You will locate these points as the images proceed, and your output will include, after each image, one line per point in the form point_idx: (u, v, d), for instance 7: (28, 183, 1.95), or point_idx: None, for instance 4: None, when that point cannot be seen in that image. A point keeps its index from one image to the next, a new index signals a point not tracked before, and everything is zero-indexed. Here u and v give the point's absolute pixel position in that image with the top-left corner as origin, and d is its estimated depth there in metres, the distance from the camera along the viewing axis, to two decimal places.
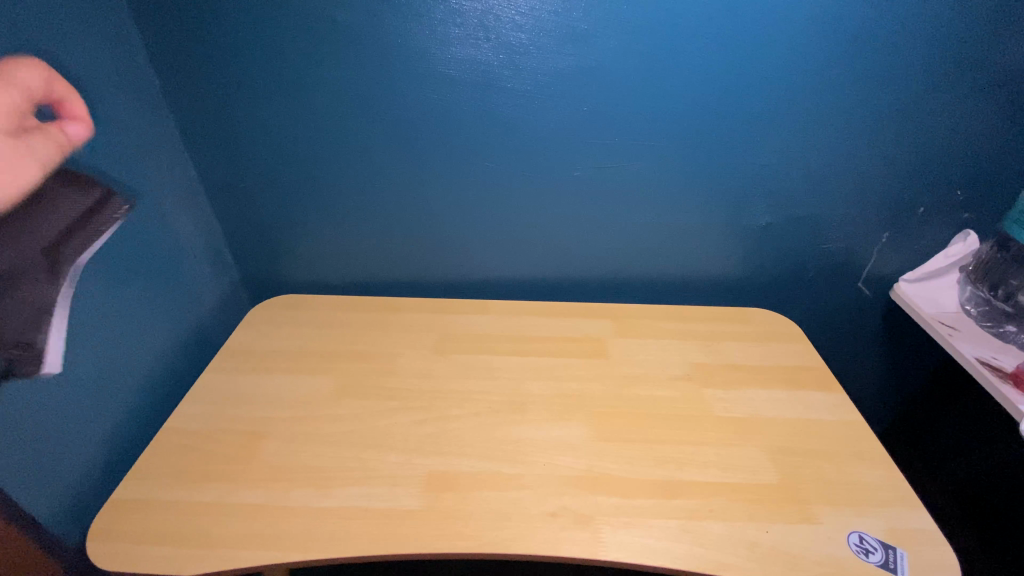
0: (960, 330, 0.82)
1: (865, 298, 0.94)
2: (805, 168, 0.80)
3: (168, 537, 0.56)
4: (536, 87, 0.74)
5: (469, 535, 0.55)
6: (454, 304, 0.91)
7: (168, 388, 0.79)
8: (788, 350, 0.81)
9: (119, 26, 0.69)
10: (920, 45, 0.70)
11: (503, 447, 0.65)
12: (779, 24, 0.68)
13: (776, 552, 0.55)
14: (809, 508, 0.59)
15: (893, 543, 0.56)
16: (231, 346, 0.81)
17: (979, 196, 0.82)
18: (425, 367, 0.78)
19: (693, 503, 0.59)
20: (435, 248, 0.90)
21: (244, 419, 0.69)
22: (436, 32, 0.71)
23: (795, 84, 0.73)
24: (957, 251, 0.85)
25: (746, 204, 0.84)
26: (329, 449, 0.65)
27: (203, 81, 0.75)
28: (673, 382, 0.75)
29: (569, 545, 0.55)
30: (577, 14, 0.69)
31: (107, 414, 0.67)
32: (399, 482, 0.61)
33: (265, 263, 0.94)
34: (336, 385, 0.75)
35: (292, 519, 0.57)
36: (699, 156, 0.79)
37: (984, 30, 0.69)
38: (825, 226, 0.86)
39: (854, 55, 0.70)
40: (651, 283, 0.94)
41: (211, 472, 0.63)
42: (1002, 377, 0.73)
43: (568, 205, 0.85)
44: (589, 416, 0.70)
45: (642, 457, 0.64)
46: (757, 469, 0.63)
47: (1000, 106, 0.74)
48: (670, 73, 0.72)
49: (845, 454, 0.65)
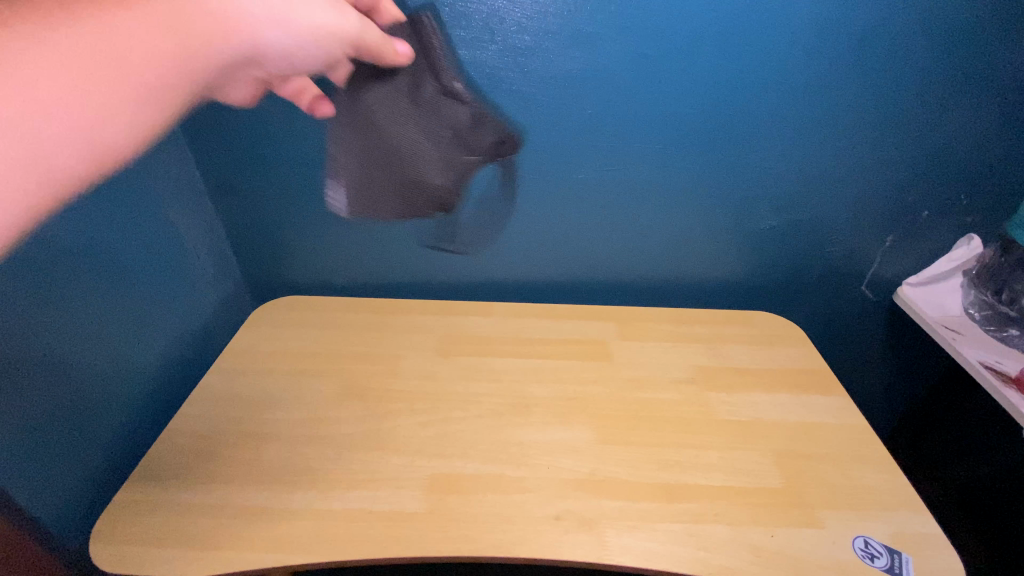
0: (964, 334, 0.82)
1: (866, 302, 0.94)
2: (809, 172, 0.80)
3: (170, 539, 0.56)
4: (540, 90, 0.74)
5: (471, 538, 0.55)
6: (456, 306, 0.91)
7: (171, 389, 0.79)
8: (791, 353, 0.81)
9: None
10: (925, 49, 0.70)
11: (506, 449, 0.65)
12: (784, 27, 0.68)
13: (779, 556, 0.54)
14: (814, 512, 0.59)
15: (899, 548, 0.56)
16: (233, 347, 0.81)
17: (983, 201, 0.82)
18: (427, 369, 0.78)
19: (697, 507, 0.59)
20: (436, 250, 0.90)
21: (246, 420, 0.69)
22: (441, 34, 0.71)
23: (799, 88, 0.73)
24: (960, 255, 0.86)
25: (750, 207, 0.84)
26: (331, 451, 0.65)
27: None
28: (675, 385, 0.75)
29: (572, 548, 0.55)
30: (582, 17, 0.69)
31: (110, 414, 0.67)
32: (402, 484, 0.61)
33: (268, 264, 0.94)
34: (338, 386, 0.75)
35: (294, 520, 0.57)
36: (704, 158, 0.79)
37: (989, 35, 0.69)
38: (828, 230, 0.86)
39: (859, 59, 0.70)
40: (653, 286, 0.94)
41: (214, 473, 0.63)
42: (1007, 382, 0.73)
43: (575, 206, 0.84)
44: (592, 419, 0.70)
45: (645, 461, 0.64)
46: (760, 472, 0.63)
47: (1005, 111, 0.74)
48: (674, 76, 0.72)
49: (848, 457, 0.65)
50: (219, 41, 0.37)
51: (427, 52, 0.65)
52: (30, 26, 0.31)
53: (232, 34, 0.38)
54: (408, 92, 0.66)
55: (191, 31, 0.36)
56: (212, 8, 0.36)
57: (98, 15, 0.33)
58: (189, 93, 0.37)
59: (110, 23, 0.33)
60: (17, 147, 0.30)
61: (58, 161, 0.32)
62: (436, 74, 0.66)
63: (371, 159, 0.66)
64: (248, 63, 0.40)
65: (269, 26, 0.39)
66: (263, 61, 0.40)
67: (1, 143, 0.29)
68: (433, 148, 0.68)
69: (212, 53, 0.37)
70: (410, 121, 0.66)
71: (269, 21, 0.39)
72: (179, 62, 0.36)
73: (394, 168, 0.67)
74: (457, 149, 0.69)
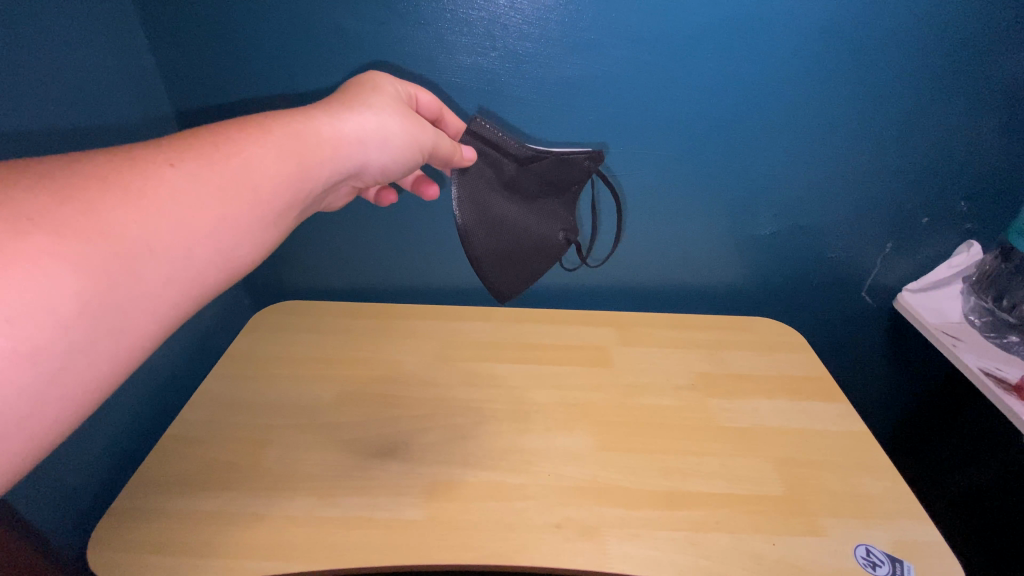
0: (965, 340, 0.81)
1: (867, 308, 0.94)
2: (808, 179, 0.80)
3: (168, 547, 0.55)
4: (542, 96, 0.74)
5: (471, 546, 0.55)
6: (456, 312, 0.90)
7: (169, 395, 0.79)
8: (791, 359, 0.81)
9: (123, 35, 0.70)
10: (924, 59, 0.70)
11: (507, 456, 0.65)
12: (784, 34, 0.69)
13: (781, 564, 0.54)
14: (815, 520, 0.58)
15: (900, 556, 0.56)
16: (231, 353, 0.81)
17: (982, 207, 0.82)
18: (427, 375, 0.77)
19: (698, 515, 0.59)
20: (437, 255, 0.91)
21: (246, 426, 0.69)
22: (441, 40, 0.71)
23: (798, 96, 0.73)
24: (960, 262, 0.86)
25: (750, 214, 0.84)
26: (331, 457, 0.65)
27: (205, 88, 0.76)
28: (676, 392, 0.75)
29: (573, 556, 0.54)
30: (583, 24, 0.69)
31: (107, 420, 0.66)
32: (402, 491, 0.61)
33: (268, 269, 0.94)
34: (338, 392, 0.74)
35: (293, 528, 0.57)
36: (704, 165, 0.79)
37: (987, 44, 0.69)
38: (828, 237, 0.86)
39: (857, 68, 0.71)
40: (654, 292, 0.94)
41: (214, 479, 0.62)
42: (1008, 389, 0.72)
43: (585, 210, 0.83)
44: (592, 425, 0.69)
45: (646, 467, 0.64)
46: (762, 480, 0.63)
47: (1004, 119, 0.75)
48: (674, 83, 0.73)
49: (849, 465, 0.65)
50: (321, 163, 0.46)
51: (487, 142, 0.65)
52: (189, 165, 0.38)
53: (329, 157, 0.47)
54: (494, 176, 0.66)
55: (302, 160, 0.45)
56: (316, 139, 0.46)
57: (236, 153, 0.41)
58: (295, 210, 0.45)
59: (247, 159, 0.41)
60: (172, 267, 0.36)
61: (199, 277, 0.38)
62: (512, 151, 0.66)
63: (501, 241, 0.67)
64: (337, 178, 0.49)
65: (356, 148, 0.49)
66: (346, 175, 0.50)
67: (164, 267, 0.36)
68: (538, 210, 0.70)
69: (316, 174, 0.46)
70: (509, 195, 0.68)
71: (355, 145, 0.49)
72: (294, 185, 0.44)
73: (520, 239, 0.69)
74: (555, 199, 0.71)
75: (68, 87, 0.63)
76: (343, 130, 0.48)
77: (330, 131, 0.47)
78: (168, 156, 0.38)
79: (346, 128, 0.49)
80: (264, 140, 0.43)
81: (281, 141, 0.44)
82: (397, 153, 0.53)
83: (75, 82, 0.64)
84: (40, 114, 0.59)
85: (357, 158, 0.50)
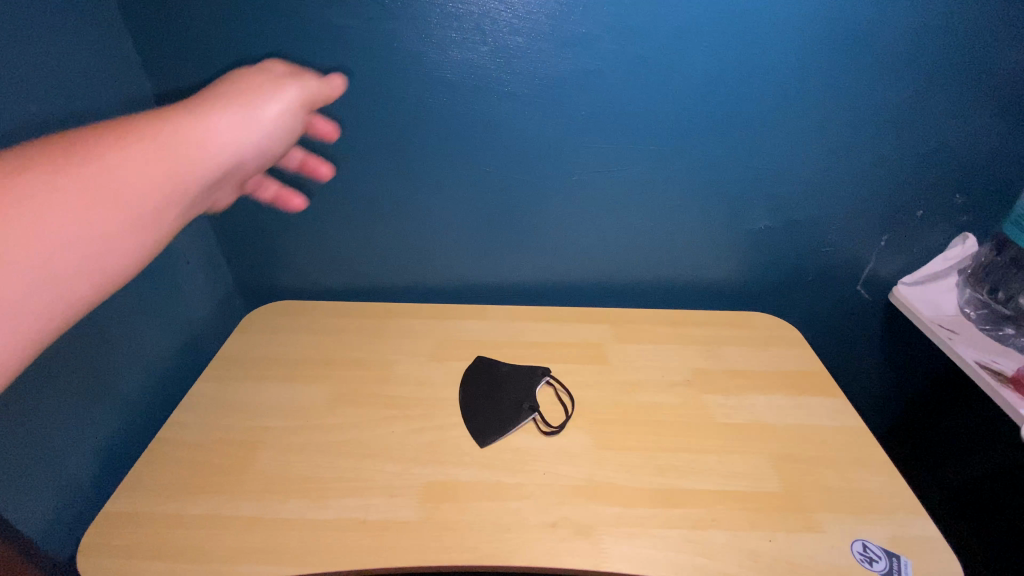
0: (961, 333, 0.81)
1: (863, 301, 0.94)
2: (803, 170, 0.79)
3: (159, 552, 0.55)
4: (533, 90, 0.73)
5: (466, 547, 0.54)
6: (453, 311, 0.90)
7: (160, 397, 0.78)
8: (788, 354, 0.81)
9: (108, 33, 0.69)
10: (918, 48, 0.69)
11: (503, 455, 0.65)
12: (778, 24, 0.68)
13: (778, 561, 0.54)
14: (812, 516, 0.58)
15: (897, 551, 0.55)
16: (223, 354, 0.80)
17: (978, 199, 0.82)
18: (421, 375, 0.77)
19: (695, 512, 0.58)
20: (431, 254, 0.90)
21: (238, 428, 0.68)
22: (434, 35, 0.70)
23: (793, 84, 0.72)
24: (956, 254, 0.85)
25: (746, 207, 0.83)
26: (324, 459, 0.64)
27: (193, 86, 0.75)
28: (673, 388, 0.75)
29: (569, 556, 0.54)
30: (574, 17, 0.68)
31: (95, 422, 0.65)
32: (396, 493, 0.60)
33: (260, 269, 0.93)
34: (332, 393, 0.74)
35: (287, 531, 0.56)
36: (698, 158, 0.78)
37: (983, 33, 0.68)
38: (823, 230, 0.86)
39: (854, 60, 0.70)
40: (650, 287, 0.94)
41: (205, 482, 0.61)
42: (1003, 381, 0.72)
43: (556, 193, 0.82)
44: (588, 423, 0.69)
45: (643, 465, 0.63)
46: (758, 477, 0.62)
47: (999, 109, 0.74)
48: (667, 75, 0.72)
49: (845, 460, 0.65)
50: (191, 167, 0.41)
51: None
52: (37, 172, 0.34)
53: (201, 158, 0.41)
54: None
55: (168, 162, 0.39)
56: (182, 139, 0.40)
57: (88, 159, 0.36)
58: (176, 212, 0.41)
59: (100, 165, 0.36)
60: (34, 285, 0.33)
61: (69, 293, 0.35)
62: None
63: None
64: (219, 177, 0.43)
65: (234, 145, 0.43)
66: (228, 172, 0.44)
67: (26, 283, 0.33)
68: None
69: (189, 180, 0.41)
70: None
71: (238, 141, 0.44)
72: (165, 189, 0.39)
73: None
74: None
75: (60, 89, 0.62)
76: (215, 127, 0.42)
77: (200, 129, 0.41)
78: (12, 165, 0.34)
79: (215, 124, 0.42)
80: (116, 148, 0.37)
81: (139, 149, 0.38)
82: (279, 137, 0.48)
83: (68, 85, 0.63)
84: (34, 120, 0.58)
85: (238, 155, 0.44)
